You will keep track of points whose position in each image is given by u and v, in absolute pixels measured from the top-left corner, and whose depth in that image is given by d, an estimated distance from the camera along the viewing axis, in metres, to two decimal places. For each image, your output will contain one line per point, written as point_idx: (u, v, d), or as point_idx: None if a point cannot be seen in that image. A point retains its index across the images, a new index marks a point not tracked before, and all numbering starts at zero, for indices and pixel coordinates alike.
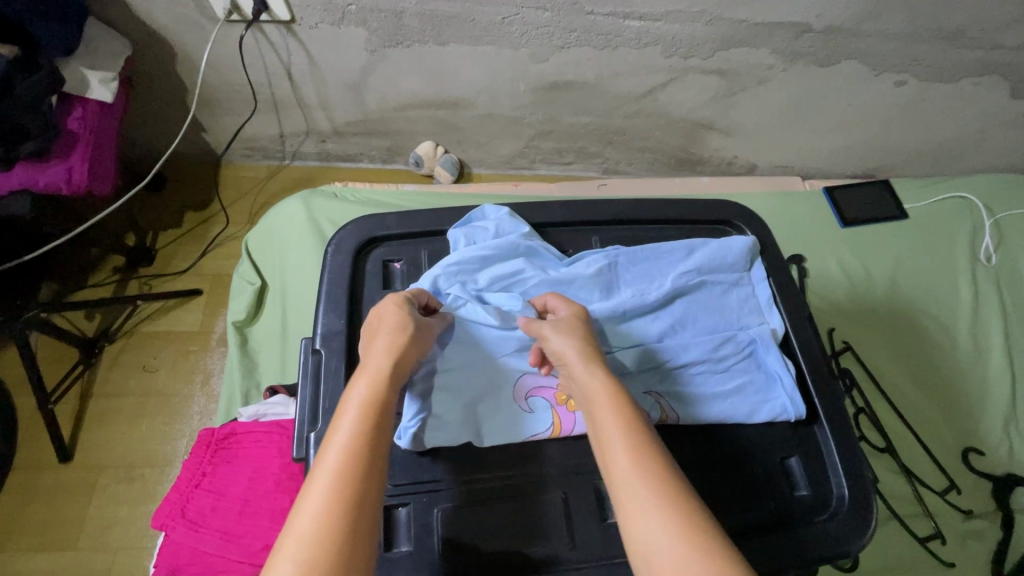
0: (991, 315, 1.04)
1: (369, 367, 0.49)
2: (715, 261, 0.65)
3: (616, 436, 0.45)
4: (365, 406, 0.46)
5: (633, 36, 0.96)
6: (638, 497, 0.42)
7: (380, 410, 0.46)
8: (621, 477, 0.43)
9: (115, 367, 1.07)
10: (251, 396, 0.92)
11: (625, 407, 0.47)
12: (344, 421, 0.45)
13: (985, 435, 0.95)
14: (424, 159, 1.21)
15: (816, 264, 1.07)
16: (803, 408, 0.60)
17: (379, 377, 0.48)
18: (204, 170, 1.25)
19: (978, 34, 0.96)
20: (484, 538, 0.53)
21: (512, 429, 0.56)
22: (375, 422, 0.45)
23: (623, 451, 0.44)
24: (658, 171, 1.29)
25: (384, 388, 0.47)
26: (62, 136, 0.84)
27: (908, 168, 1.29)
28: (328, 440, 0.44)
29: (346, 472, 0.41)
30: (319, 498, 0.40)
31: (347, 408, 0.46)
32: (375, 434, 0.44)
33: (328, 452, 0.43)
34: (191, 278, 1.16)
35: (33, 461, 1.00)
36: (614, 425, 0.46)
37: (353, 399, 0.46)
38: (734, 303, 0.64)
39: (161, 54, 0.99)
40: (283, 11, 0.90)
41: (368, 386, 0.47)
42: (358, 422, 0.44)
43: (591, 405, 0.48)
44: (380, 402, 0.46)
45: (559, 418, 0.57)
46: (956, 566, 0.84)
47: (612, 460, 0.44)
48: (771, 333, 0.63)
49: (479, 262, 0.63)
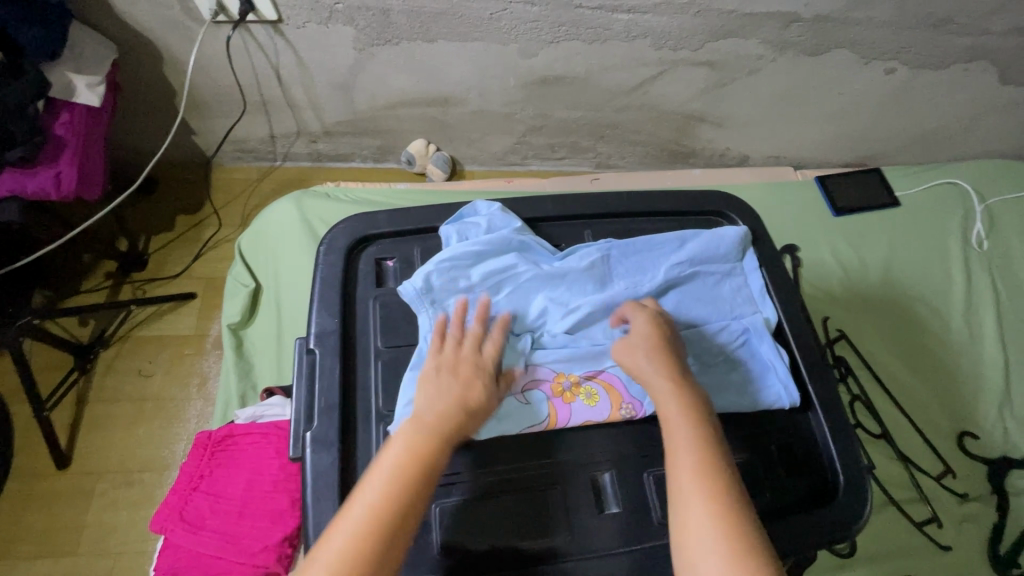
0: (983, 300, 1.05)
1: (418, 418, 0.50)
2: (708, 251, 0.65)
3: (689, 468, 0.48)
4: (409, 455, 0.48)
5: (622, 29, 0.96)
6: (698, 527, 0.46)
7: (422, 466, 0.48)
8: (688, 510, 0.47)
9: (110, 373, 1.07)
10: (247, 398, 0.91)
11: (703, 440, 0.50)
12: (386, 465, 0.48)
13: (978, 418, 0.95)
14: (416, 157, 1.20)
15: (810, 253, 1.07)
16: (796, 395, 0.60)
17: (423, 433, 0.49)
18: (195, 172, 1.24)
19: (965, 20, 0.97)
20: (481, 532, 0.54)
21: (507, 419, 0.56)
22: (415, 478, 0.48)
23: (695, 485, 0.48)
24: (651, 164, 1.29)
25: (431, 445, 0.49)
26: (49, 141, 0.83)
27: (900, 155, 1.29)
28: (369, 478, 0.48)
29: (377, 520, 0.45)
30: (351, 532, 0.45)
31: (393, 451, 0.49)
32: (410, 491, 0.47)
33: (368, 492, 0.47)
34: (185, 281, 1.15)
35: (30, 469, 0.99)
36: (691, 457, 0.49)
37: (401, 446, 0.49)
38: (727, 294, 0.64)
39: (148, 56, 0.99)
40: (270, 11, 0.90)
41: (415, 435, 0.49)
42: (398, 472, 0.48)
43: (669, 435, 0.51)
44: (422, 456, 0.48)
45: (555, 410, 0.57)
46: (954, 549, 0.85)
47: (682, 489, 0.48)
48: (764, 322, 0.64)
49: (472, 257, 0.62)
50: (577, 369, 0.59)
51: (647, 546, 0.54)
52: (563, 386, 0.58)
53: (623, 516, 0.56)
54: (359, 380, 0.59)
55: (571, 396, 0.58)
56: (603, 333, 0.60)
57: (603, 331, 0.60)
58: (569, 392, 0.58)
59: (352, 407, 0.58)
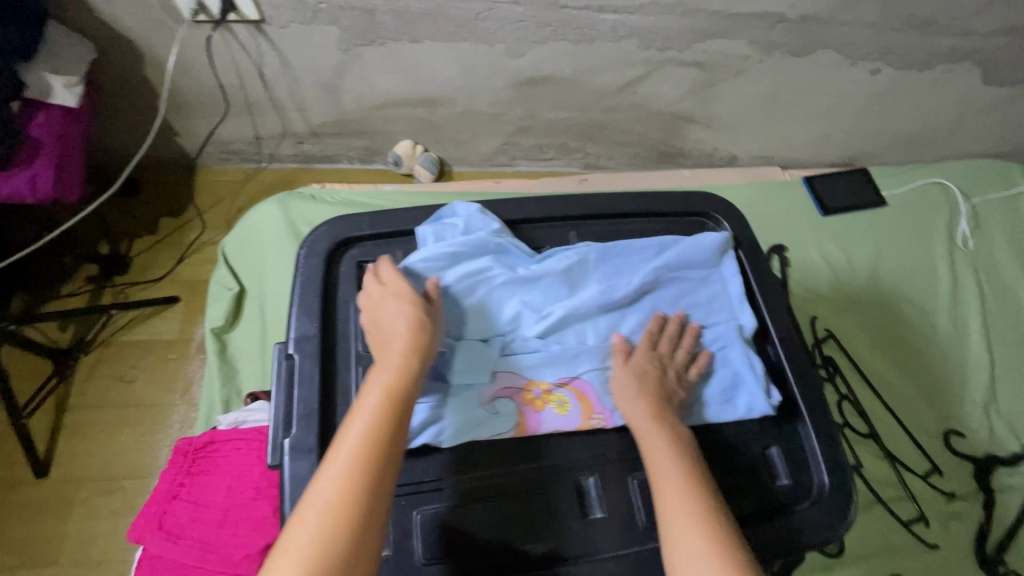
0: (969, 299, 1.06)
1: (387, 363, 0.50)
2: (687, 258, 0.64)
3: (677, 500, 0.48)
4: (384, 399, 0.48)
5: (609, 29, 0.96)
6: (685, 546, 0.45)
7: (400, 407, 0.48)
8: (677, 543, 0.46)
9: (90, 378, 1.05)
10: (231, 403, 0.90)
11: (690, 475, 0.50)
12: (361, 412, 0.47)
13: (964, 417, 0.96)
14: (403, 158, 1.19)
15: (797, 253, 1.07)
16: (772, 406, 0.60)
17: (395, 375, 0.49)
18: (178, 174, 1.22)
19: (949, 21, 0.97)
20: (463, 537, 0.53)
21: (475, 429, 0.56)
22: (394, 416, 0.47)
23: (685, 515, 0.47)
24: (639, 165, 1.29)
25: (404, 385, 0.49)
26: (24, 142, 0.81)
27: (886, 156, 1.30)
28: (345, 428, 0.46)
29: (362, 461, 0.44)
30: (336, 478, 0.43)
31: (366, 400, 0.48)
32: (392, 430, 0.46)
33: (347, 439, 0.46)
34: (169, 284, 1.14)
35: (8, 477, 0.97)
36: (678, 489, 0.48)
37: (373, 393, 0.48)
38: (702, 301, 0.64)
39: (128, 56, 0.97)
40: (252, 11, 0.89)
41: (389, 379, 0.49)
42: (375, 416, 0.47)
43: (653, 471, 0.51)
44: (398, 399, 0.48)
45: (526, 418, 0.57)
46: (941, 548, 0.85)
47: (668, 522, 0.47)
48: (740, 329, 0.63)
49: (447, 259, 0.61)
50: (550, 376, 0.59)
51: (631, 552, 0.54)
52: (533, 394, 0.58)
53: (608, 521, 0.55)
54: (340, 386, 0.59)
55: (542, 403, 0.58)
56: (575, 337, 0.61)
57: (575, 335, 0.61)
58: (541, 399, 0.58)
59: (332, 414, 0.57)
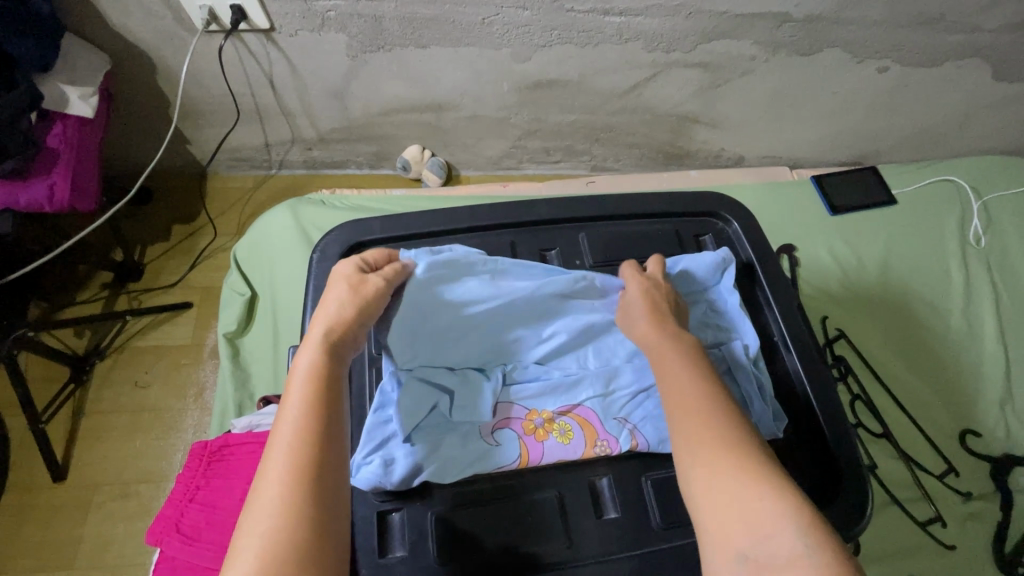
0: (982, 297, 1.05)
1: (311, 341, 0.49)
2: (682, 280, 0.65)
3: (704, 430, 0.45)
4: (309, 380, 0.46)
5: (615, 32, 0.96)
6: (716, 473, 0.43)
7: (327, 382, 0.47)
8: (707, 472, 0.43)
9: (106, 384, 1.06)
10: (244, 407, 0.91)
11: (711, 404, 0.47)
12: (291, 398, 0.46)
13: (980, 416, 0.95)
14: (411, 163, 1.20)
15: (806, 252, 1.07)
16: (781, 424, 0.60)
17: (320, 351, 0.48)
18: (191, 182, 1.24)
19: (957, 18, 0.97)
20: (482, 535, 0.53)
21: (474, 463, 0.55)
22: (322, 395, 0.46)
23: (711, 443, 0.44)
24: (647, 166, 1.29)
25: (328, 363, 0.48)
26: (43, 154, 0.83)
27: (895, 154, 1.29)
28: (278, 420, 0.45)
29: (300, 446, 0.43)
30: (277, 471, 0.42)
31: (294, 383, 0.47)
32: (323, 408, 0.45)
33: (281, 430, 0.44)
34: (181, 291, 1.15)
35: (27, 482, 0.99)
36: (705, 420, 0.46)
37: (299, 376, 0.47)
38: (699, 321, 0.64)
39: (141, 67, 0.99)
40: (262, 19, 0.90)
41: (311, 358, 0.48)
42: (303, 400, 0.45)
43: (674, 405, 0.48)
44: (323, 375, 0.47)
45: (527, 448, 0.56)
46: (958, 549, 0.84)
47: (695, 454, 0.44)
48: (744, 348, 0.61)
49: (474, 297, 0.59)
50: (551, 405, 0.59)
51: (648, 551, 0.54)
52: (535, 423, 0.57)
53: (621, 521, 0.55)
54: (354, 387, 0.60)
55: (544, 433, 0.57)
56: (575, 362, 0.62)
57: (576, 360, 0.62)
58: (542, 429, 0.57)
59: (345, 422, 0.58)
